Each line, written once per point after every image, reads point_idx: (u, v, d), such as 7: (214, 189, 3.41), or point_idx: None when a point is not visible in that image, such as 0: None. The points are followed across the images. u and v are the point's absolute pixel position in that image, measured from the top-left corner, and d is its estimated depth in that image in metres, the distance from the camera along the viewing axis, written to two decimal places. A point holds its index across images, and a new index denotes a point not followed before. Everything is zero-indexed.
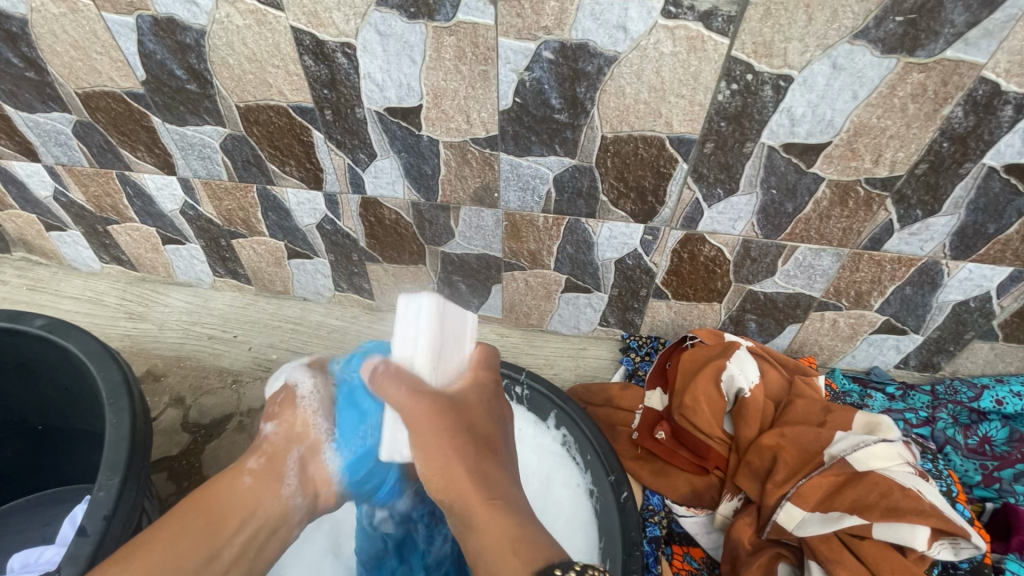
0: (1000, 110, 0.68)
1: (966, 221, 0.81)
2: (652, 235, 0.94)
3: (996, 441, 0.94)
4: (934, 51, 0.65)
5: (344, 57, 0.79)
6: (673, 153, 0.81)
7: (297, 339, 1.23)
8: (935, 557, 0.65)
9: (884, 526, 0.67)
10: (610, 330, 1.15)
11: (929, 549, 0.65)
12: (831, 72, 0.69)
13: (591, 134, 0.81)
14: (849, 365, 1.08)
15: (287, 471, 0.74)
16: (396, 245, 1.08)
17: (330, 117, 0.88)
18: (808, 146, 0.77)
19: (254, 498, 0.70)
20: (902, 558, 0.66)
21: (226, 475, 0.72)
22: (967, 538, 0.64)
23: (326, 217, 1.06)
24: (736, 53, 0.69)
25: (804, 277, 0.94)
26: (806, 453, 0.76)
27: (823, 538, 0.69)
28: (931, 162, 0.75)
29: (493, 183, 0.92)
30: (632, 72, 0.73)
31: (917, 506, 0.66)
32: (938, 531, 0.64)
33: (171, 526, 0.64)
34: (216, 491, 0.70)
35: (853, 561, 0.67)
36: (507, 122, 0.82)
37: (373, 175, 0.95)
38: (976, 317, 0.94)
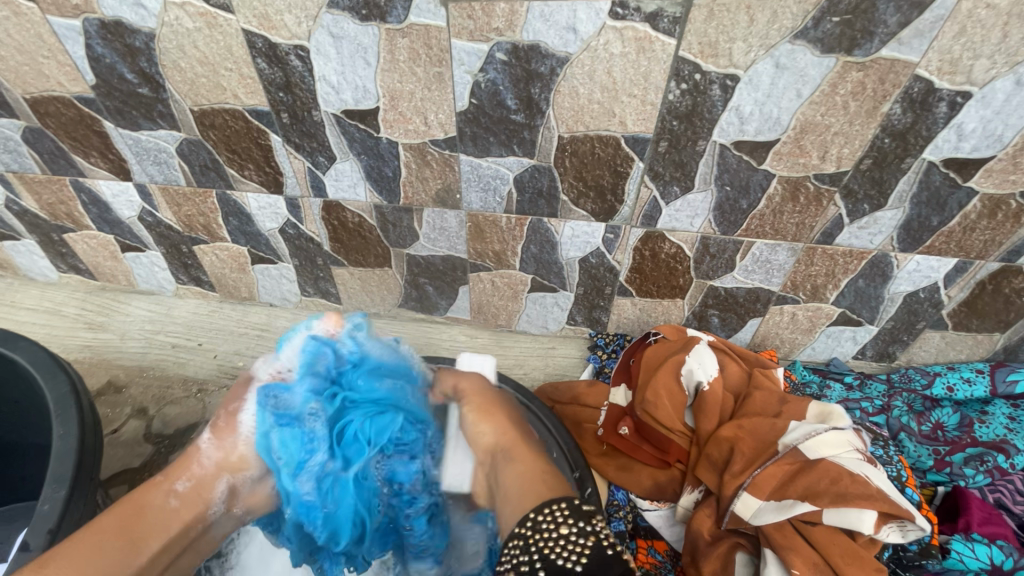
0: (935, 106, 0.71)
1: (910, 215, 0.84)
2: (613, 234, 0.96)
3: (948, 427, 0.97)
4: (870, 50, 0.67)
5: (298, 60, 0.79)
6: (629, 152, 0.83)
7: (264, 345, 1.21)
8: (883, 540, 0.67)
9: (834, 512, 0.68)
10: (578, 329, 1.16)
11: (877, 532, 0.67)
12: (774, 72, 0.71)
13: (548, 134, 0.82)
14: (810, 357, 1.10)
15: (212, 497, 0.71)
16: (361, 249, 1.07)
17: (287, 120, 0.87)
18: (757, 143, 0.78)
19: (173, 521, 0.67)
20: (852, 542, 0.68)
21: (152, 487, 0.69)
22: (912, 520, 0.66)
23: (288, 221, 1.05)
24: (683, 53, 0.70)
25: (761, 272, 0.97)
26: (762, 443, 0.78)
27: (778, 525, 0.70)
28: (875, 158, 0.78)
29: (454, 185, 0.92)
30: (585, 72, 0.74)
31: (865, 491, 0.68)
32: (885, 514, 0.66)
33: (99, 529, 0.63)
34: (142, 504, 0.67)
35: (805, 546, 0.68)
36: (464, 123, 0.82)
37: (334, 179, 0.95)
38: (926, 307, 0.97)
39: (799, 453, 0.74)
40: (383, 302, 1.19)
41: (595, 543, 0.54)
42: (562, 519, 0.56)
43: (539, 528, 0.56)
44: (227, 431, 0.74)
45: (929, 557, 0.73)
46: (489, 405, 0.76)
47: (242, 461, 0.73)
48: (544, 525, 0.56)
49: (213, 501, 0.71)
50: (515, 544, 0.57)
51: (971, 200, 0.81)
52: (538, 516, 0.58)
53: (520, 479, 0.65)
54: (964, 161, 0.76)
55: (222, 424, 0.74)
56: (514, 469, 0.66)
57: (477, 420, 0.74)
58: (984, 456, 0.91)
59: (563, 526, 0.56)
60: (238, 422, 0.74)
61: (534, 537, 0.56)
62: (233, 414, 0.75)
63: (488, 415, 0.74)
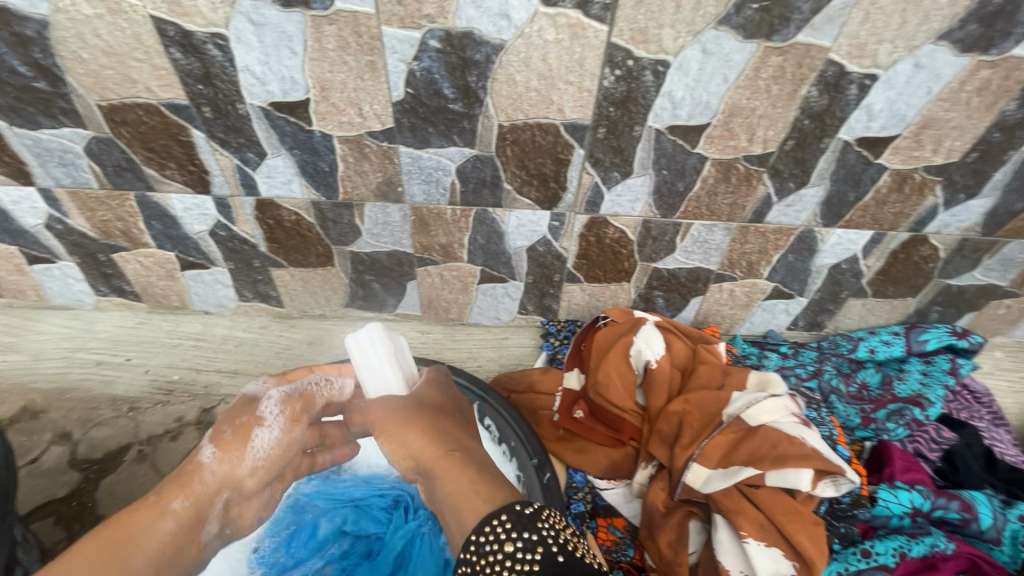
0: (847, 88, 0.76)
1: (831, 191, 0.90)
2: (559, 221, 0.97)
3: (871, 386, 1.05)
4: (787, 35, 0.71)
5: (216, 49, 0.74)
6: (569, 139, 0.83)
7: (201, 356, 1.15)
8: (819, 495, 0.72)
9: (775, 473, 0.72)
10: (530, 318, 1.16)
11: (813, 488, 0.71)
12: (702, 57, 0.73)
13: (487, 123, 0.82)
14: (749, 331, 1.16)
15: (210, 517, 0.72)
16: (301, 248, 1.03)
17: (209, 115, 0.81)
18: (690, 127, 0.81)
19: (177, 540, 0.69)
20: (792, 501, 0.72)
21: (146, 510, 0.68)
22: (843, 474, 0.71)
23: (219, 222, 0.99)
24: (615, 39, 0.71)
25: (700, 252, 1.01)
26: (708, 415, 0.81)
27: (725, 491, 0.74)
28: (797, 138, 0.82)
29: (395, 177, 0.90)
30: (520, 60, 0.74)
31: (801, 451, 0.73)
32: (820, 472, 0.71)
33: (82, 555, 0.63)
34: (137, 528, 0.66)
35: (751, 509, 0.72)
36: (401, 114, 0.80)
37: (265, 175, 0.90)
38: (848, 278, 1.04)
39: (741, 423, 0.78)
40: (328, 303, 1.14)
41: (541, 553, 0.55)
42: (505, 534, 0.57)
43: (483, 551, 0.56)
44: (235, 445, 0.72)
45: (859, 506, 0.77)
46: (408, 415, 0.68)
47: (246, 478, 0.73)
48: (488, 546, 0.56)
49: (209, 518, 0.72)
50: (463, 568, 0.58)
51: (882, 175, 0.87)
52: (479, 538, 0.57)
53: (459, 488, 0.62)
54: (875, 140, 0.82)
55: (227, 438, 0.72)
56: (445, 480, 0.63)
57: (400, 421, 0.68)
58: (903, 411, 0.98)
59: (507, 543, 0.56)
60: (250, 441, 0.73)
61: (479, 562, 0.56)
62: (239, 429, 0.73)
63: (411, 425, 0.67)
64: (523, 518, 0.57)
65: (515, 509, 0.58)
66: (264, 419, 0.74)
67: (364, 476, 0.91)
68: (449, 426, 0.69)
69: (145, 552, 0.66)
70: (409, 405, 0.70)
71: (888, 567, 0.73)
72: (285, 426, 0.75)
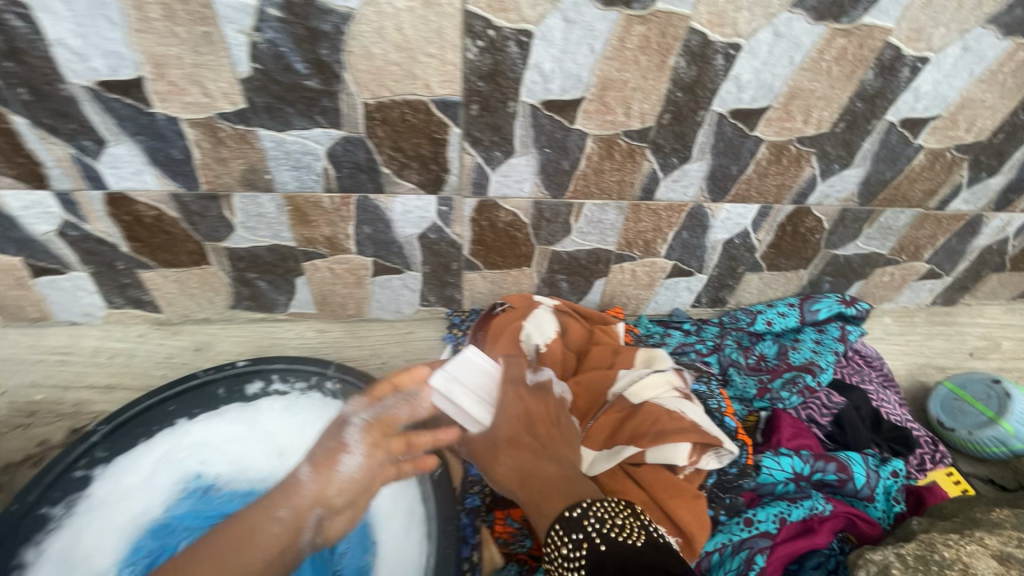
0: (714, 58, 0.75)
1: (713, 165, 0.90)
2: (446, 206, 0.92)
3: (769, 357, 1.07)
4: (646, 3, 0.69)
5: (18, 20, 0.65)
6: (442, 117, 0.79)
7: (68, 372, 1.04)
8: (702, 468, 0.72)
9: (655, 450, 0.72)
10: (434, 310, 1.12)
11: (693, 462, 0.71)
12: (564, 27, 0.70)
13: (350, 101, 0.76)
14: (655, 311, 1.16)
15: (307, 528, 0.67)
16: (168, 246, 0.94)
17: (27, 97, 0.72)
18: (565, 102, 0.79)
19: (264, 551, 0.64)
20: (673, 477, 0.71)
21: (258, 509, 0.66)
22: (722, 446, 0.71)
23: (66, 221, 0.88)
24: (471, 8, 0.68)
25: (596, 232, 0.99)
26: (596, 395, 0.81)
27: (610, 472, 0.73)
28: (673, 112, 0.81)
29: (260, 164, 0.83)
30: (374, 30, 0.69)
31: (679, 426, 0.73)
32: (701, 445, 0.71)
33: (207, 551, 0.63)
34: (253, 526, 0.65)
35: (634, 488, 0.71)
36: (252, 92, 0.74)
37: (111, 165, 0.81)
38: (743, 252, 1.06)
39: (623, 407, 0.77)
40: (212, 306, 1.06)
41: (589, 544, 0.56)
42: (562, 536, 0.59)
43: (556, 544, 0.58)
44: (330, 464, 0.67)
45: (745, 476, 0.79)
46: (519, 411, 0.74)
47: (336, 498, 0.67)
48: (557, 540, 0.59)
49: (304, 530, 0.67)
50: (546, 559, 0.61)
51: (759, 148, 0.88)
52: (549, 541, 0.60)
53: (535, 477, 0.66)
54: (747, 112, 0.82)
55: (320, 459, 0.67)
56: (540, 473, 0.66)
57: (513, 416, 0.73)
58: (796, 378, 1.00)
59: (578, 534, 0.58)
60: (338, 462, 0.67)
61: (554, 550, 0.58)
62: (334, 451, 0.68)
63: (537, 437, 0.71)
64: (582, 510, 0.60)
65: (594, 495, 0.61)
66: (350, 434, 0.69)
67: (242, 490, 0.86)
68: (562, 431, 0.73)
69: (257, 559, 0.63)
70: (501, 405, 0.75)
71: (769, 533, 0.74)
72: (368, 450, 0.69)
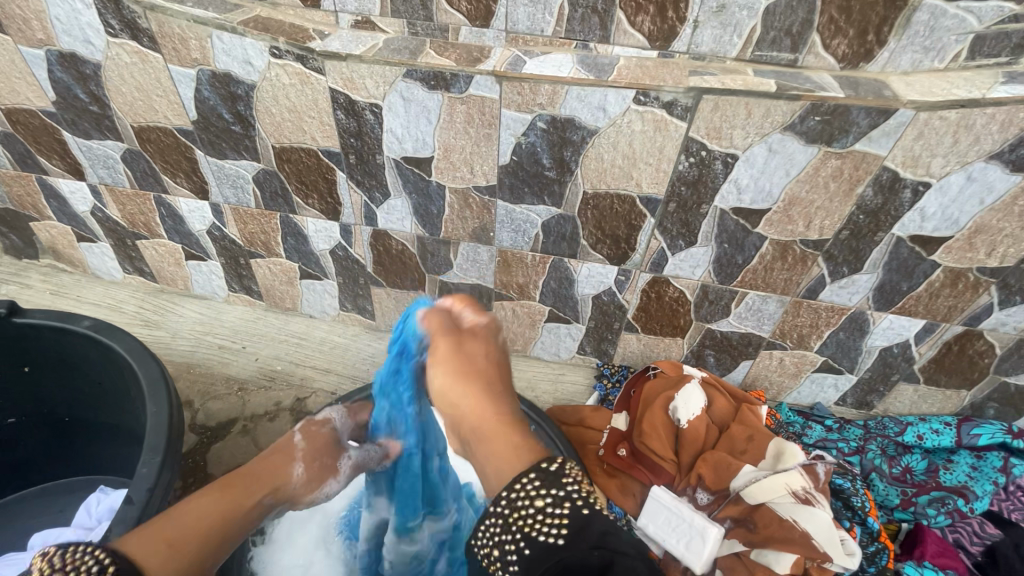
0: (901, 192, 0.85)
1: (884, 279, 0.97)
2: (625, 276, 1.09)
3: (916, 471, 1.07)
4: (847, 143, 0.81)
5: (371, 115, 0.94)
6: (643, 209, 0.97)
7: (301, 352, 1.34)
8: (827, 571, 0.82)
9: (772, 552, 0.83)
10: (586, 359, 1.27)
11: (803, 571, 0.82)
12: (767, 154, 0.85)
13: (574, 189, 0.97)
14: (795, 401, 1.22)
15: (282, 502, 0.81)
16: (400, 272, 1.21)
17: (354, 161, 1.02)
18: (752, 210, 0.92)
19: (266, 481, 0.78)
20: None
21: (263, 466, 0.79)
22: (829, 560, 0.81)
23: (339, 244, 1.19)
24: (692, 134, 0.85)
25: (753, 319, 1.09)
26: (722, 480, 0.90)
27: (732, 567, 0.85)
28: (852, 230, 0.91)
29: (489, 225, 1.07)
30: (610, 143, 0.89)
31: (789, 534, 0.83)
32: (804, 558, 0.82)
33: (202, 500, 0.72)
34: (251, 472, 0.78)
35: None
36: (505, 174, 0.97)
37: (385, 212, 1.10)
38: (900, 361, 1.09)
39: (768, 493, 0.86)
40: None
41: (569, 509, 0.56)
42: (535, 491, 0.59)
43: (515, 501, 0.58)
44: (320, 479, 0.84)
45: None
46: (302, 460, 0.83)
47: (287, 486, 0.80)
48: (519, 499, 0.59)
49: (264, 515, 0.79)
50: (492, 521, 0.60)
51: (935, 271, 0.94)
52: (511, 493, 0.59)
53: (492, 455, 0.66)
54: (928, 238, 0.90)
55: (314, 469, 0.84)
56: (483, 443, 0.68)
57: (461, 398, 0.72)
58: (946, 499, 1.01)
59: (536, 499, 0.58)
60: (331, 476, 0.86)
61: (512, 516, 0.58)
62: (325, 462, 0.85)
63: (468, 385, 0.73)
64: (550, 474, 0.60)
65: (543, 466, 0.61)
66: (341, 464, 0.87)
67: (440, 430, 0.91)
68: (503, 385, 0.75)
69: (250, 483, 0.77)
70: (483, 411, 0.70)
71: None
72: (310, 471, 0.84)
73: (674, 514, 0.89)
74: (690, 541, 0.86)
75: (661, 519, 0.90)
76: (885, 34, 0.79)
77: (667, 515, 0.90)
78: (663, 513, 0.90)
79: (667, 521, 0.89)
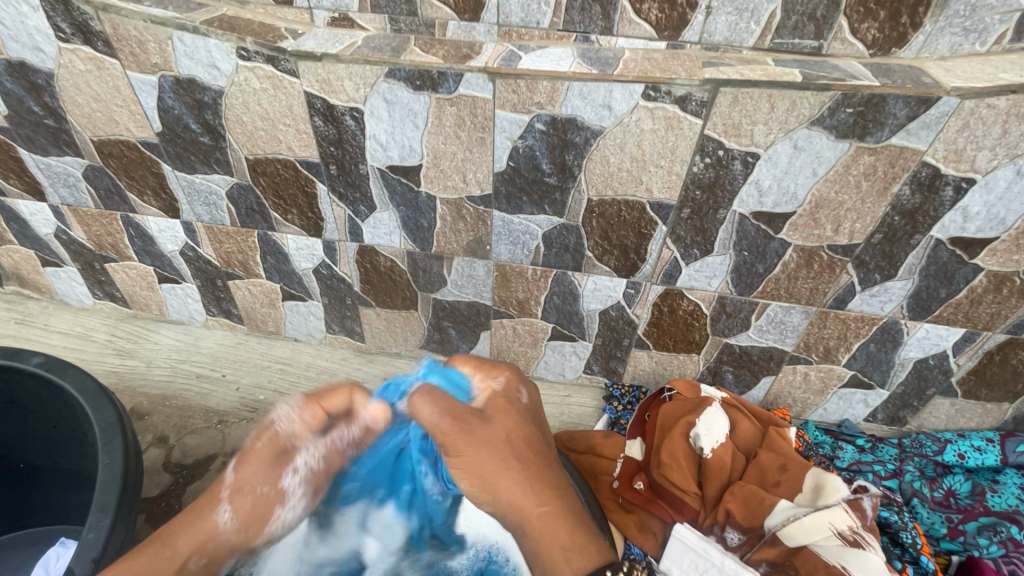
0: (942, 189, 0.76)
1: (920, 286, 0.88)
2: (634, 289, 1.00)
3: (960, 494, 0.99)
4: (881, 138, 0.73)
5: (352, 120, 0.85)
6: (654, 216, 0.88)
7: (286, 380, 1.24)
8: None
9: None
10: (593, 378, 1.18)
11: None
12: (792, 152, 0.76)
13: (578, 197, 0.88)
14: (821, 418, 1.12)
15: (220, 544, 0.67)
16: (390, 291, 1.12)
17: (335, 172, 0.93)
18: (774, 215, 0.84)
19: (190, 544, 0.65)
20: None
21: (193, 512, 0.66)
22: None
23: (323, 262, 1.10)
24: (708, 132, 0.76)
25: (775, 332, 1.00)
26: (753, 517, 0.85)
27: None
28: (885, 233, 0.83)
29: (485, 237, 0.98)
30: (616, 144, 0.80)
31: None
32: None
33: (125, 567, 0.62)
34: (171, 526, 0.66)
35: None
36: (500, 182, 0.89)
37: (371, 226, 1.01)
38: (936, 374, 1.00)
39: (809, 534, 0.79)
40: (405, 343, 1.23)
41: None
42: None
43: None
44: (258, 518, 0.69)
45: None
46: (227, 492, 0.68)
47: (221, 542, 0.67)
48: None
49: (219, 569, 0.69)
50: None
51: (977, 275, 0.85)
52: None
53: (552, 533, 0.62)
54: (970, 240, 0.81)
55: (246, 509, 0.68)
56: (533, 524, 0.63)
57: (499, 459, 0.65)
58: (997, 527, 0.93)
59: None
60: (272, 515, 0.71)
61: None
62: (262, 499, 0.69)
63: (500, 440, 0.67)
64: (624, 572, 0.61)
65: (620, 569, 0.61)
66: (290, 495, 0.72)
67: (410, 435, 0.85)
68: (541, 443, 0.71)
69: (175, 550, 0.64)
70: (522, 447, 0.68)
71: None
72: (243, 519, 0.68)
73: (701, 556, 0.81)
74: None
75: (686, 561, 0.82)
76: (921, 15, 0.71)
77: (693, 558, 0.82)
78: (686, 555, 0.82)
79: (689, 564, 0.82)
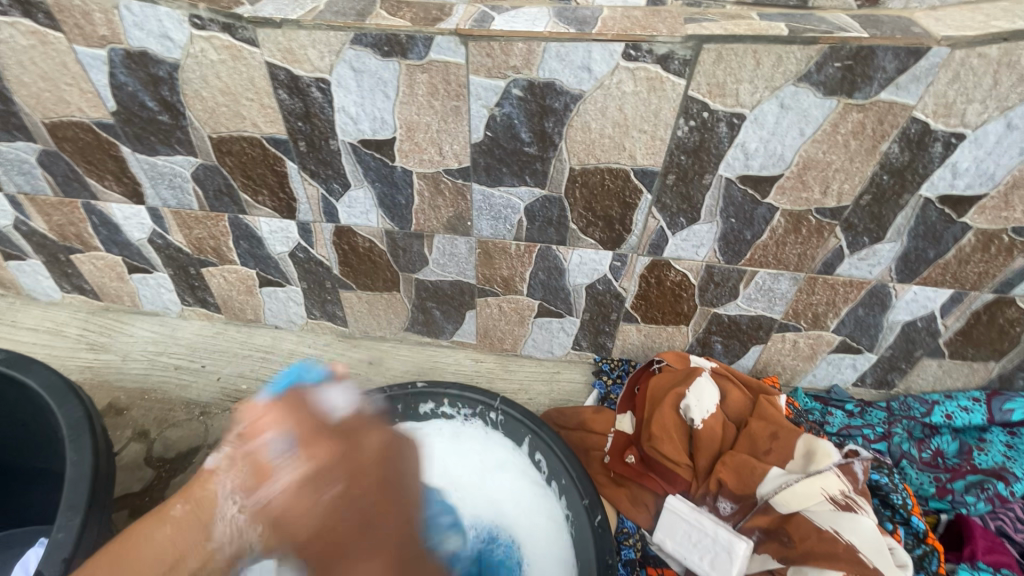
0: (931, 146, 0.74)
1: (908, 247, 0.87)
2: (620, 261, 0.97)
3: (948, 454, 1.00)
4: (870, 93, 0.70)
5: (318, 91, 0.81)
6: (638, 184, 0.85)
7: (267, 368, 1.20)
8: None
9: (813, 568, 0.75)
10: (582, 354, 1.16)
11: None
12: (779, 112, 0.74)
13: (559, 166, 0.85)
14: (811, 384, 1.12)
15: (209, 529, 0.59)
16: (370, 272, 1.08)
17: (304, 149, 0.89)
18: (761, 178, 0.81)
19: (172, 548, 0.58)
20: None
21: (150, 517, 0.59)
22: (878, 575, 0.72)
23: (299, 245, 1.06)
24: (692, 93, 0.73)
25: (764, 300, 0.99)
26: (745, 486, 0.85)
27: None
28: (874, 194, 0.81)
29: (466, 213, 0.94)
30: (597, 109, 0.77)
31: (830, 549, 0.75)
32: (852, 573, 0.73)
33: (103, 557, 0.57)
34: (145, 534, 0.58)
35: None
36: (479, 153, 0.85)
37: (347, 205, 0.97)
38: (924, 336, 0.99)
39: (802, 500, 0.79)
40: (389, 326, 1.19)
41: None
42: None
43: None
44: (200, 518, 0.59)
45: None
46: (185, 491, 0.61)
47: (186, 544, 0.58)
48: None
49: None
50: None
51: (965, 234, 0.84)
52: None
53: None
54: (958, 199, 0.80)
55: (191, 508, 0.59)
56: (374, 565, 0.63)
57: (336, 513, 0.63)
58: (985, 484, 0.94)
59: None
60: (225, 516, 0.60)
61: None
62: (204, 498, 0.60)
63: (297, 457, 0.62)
64: None
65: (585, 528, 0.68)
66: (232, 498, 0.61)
67: None
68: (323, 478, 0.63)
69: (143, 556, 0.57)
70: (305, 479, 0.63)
71: None
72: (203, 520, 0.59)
73: (696, 529, 0.83)
74: (713, 556, 0.81)
75: (682, 535, 0.84)
76: None
77: (687, 530, 0.83)
78: (682, 528, 0.84)
79: (684, 537, 0.83)
